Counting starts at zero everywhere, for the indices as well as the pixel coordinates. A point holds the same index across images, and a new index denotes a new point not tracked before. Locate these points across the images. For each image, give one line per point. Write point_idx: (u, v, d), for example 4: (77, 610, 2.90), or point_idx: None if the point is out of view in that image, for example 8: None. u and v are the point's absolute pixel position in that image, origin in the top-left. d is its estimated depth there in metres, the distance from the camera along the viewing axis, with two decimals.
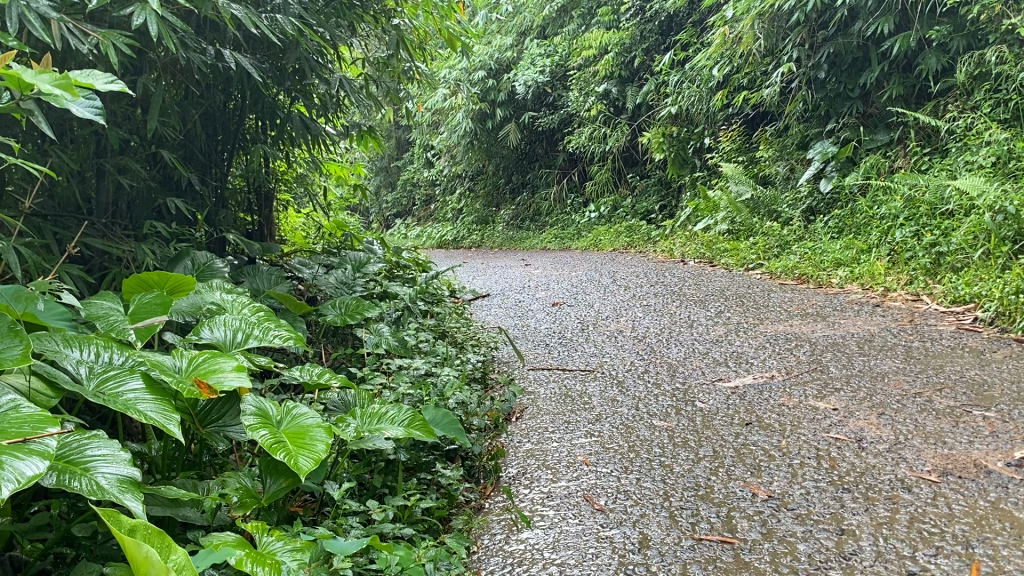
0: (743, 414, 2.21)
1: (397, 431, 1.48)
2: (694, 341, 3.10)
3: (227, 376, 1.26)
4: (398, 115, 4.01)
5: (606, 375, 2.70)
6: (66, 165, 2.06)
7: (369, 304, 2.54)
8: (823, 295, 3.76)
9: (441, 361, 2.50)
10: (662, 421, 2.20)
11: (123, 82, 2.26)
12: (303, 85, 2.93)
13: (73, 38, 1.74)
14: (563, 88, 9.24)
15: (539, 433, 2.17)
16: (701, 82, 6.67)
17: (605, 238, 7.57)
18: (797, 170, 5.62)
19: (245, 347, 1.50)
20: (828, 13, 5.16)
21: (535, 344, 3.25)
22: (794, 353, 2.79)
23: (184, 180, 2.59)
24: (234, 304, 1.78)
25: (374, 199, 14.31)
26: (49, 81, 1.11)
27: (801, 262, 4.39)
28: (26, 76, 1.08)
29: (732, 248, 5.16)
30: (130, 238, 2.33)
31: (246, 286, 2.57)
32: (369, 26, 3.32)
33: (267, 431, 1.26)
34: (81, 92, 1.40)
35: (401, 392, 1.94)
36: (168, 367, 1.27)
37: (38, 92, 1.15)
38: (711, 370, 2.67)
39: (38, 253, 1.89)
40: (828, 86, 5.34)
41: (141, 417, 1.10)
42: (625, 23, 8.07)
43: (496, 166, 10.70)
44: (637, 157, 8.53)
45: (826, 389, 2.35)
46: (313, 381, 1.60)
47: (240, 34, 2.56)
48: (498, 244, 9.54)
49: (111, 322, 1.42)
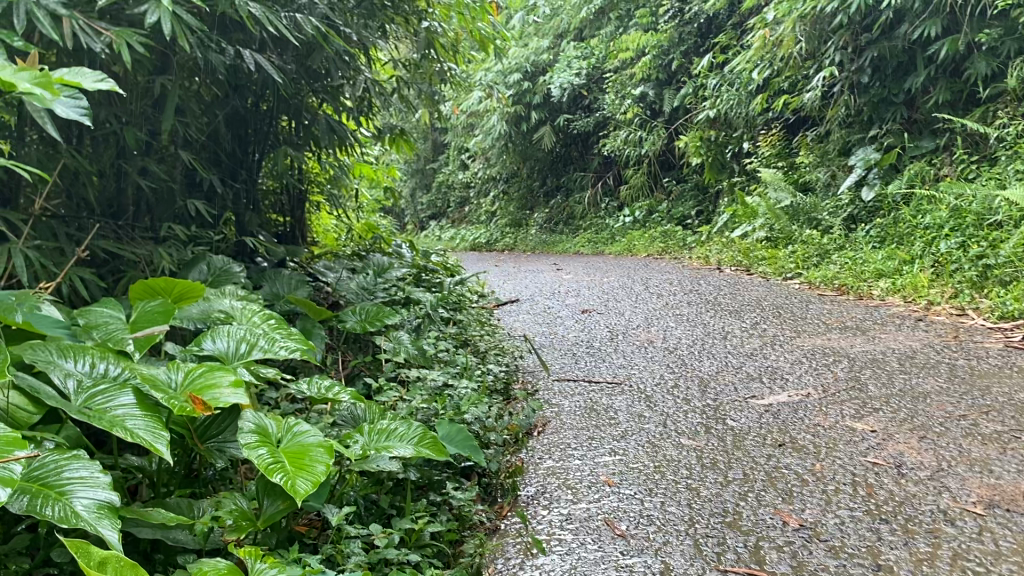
0: (776, 434, 2.11)
1: (405, 450, 1.41)
2: (728, 353, 3.00)
3: (224, 393, 1.19)
4: (429, 118, 3.95)
5: (633, 388, 2.61)
6: (80, 166, 2.02)
7: (390, 311, 2.48)
8: (863, 307, 3.63)
9: (460, 372, 2.43)
10: (690, 440, 2.11)
11: (143, 81, 2.22)
12: (331, 86, 2.88)
13: (84, 36, 1.70)
14: (599, 91, 9.15)
15: (561, 449, 2.09)
16: (741, 85, 6.54)
17: (639, 243, 7.46)
18: (838, 177, 5.48)
19: (247, 359, 1.43)
20: (872, 17, 5.02)
21: (562, 354, 3.17)
22: (832, 369, 2.67)
23: (206, 182, 2.55)
24: (244, 311, 1.73)
25: (410, 201, 14.32)
26: (27, 79, 1.07)
27: (840, 272, 4.26)
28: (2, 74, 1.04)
29: (769, 256, 5.04)
30: (148, 241, 2.29)
31: (266, 291, 2.52)
32: (400, 28, 3.26)
33: (264, 451, 1.19)
34: (69, 91, 1.34)
35: (415, 406, 1.87)
36: (163, 382, 1.20)
37: (18, 90, 1.10)
38: (744, 386, 2.56)
39: (47, 255, 1.85)
40: (872, 90, 5.19)
41: (127, 434, 1.04)
42: (663, 25, 7.95)
43: (531, 169, 10.64)
44: (674, 161, 8.41)
45: (865, 409, 2.24)
46: (320, 395, 1.53)
47: (265, 34, 2.51)
48: (532, 248, 9.47)
49: (110, 330, 1.37)
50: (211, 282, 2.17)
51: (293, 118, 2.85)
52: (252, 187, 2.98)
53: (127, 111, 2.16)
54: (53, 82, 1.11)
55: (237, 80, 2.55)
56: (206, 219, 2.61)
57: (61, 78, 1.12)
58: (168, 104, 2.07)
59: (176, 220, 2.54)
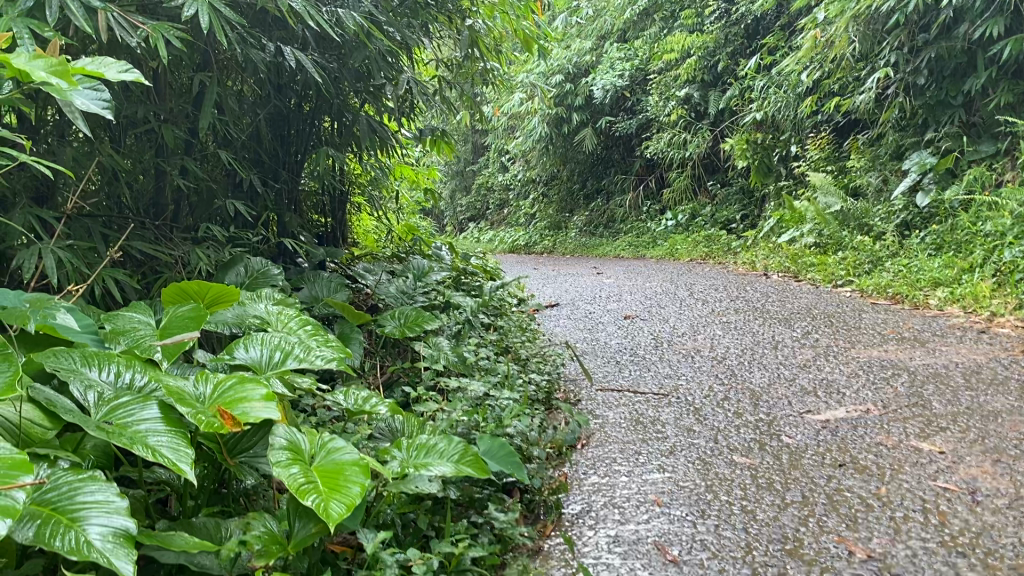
0: (836, 453, 1.99)
1: (445, 469, 1.32)
2: (779, 365, 2.87)
3: (254, 407, 1.11)
4: (470, 119, 3.87)
5: (682, 401, 2.50)
6: (115, 165, 1.97)
7: (429, 316, 2.40)
8: (921, 317, 3.47)
9: (502, 381, 2.34)
10: (743, 457, 2.00)
11: (181, 77, 2.16)
12: (373, 88, 2.80)
13: (119, 30, 1.64)
14: (643, 92, 9.01)
15: (607, 464, 1.99)
16: (789, 87, 6.37)
17: (682, 247, 7.32)
18: (891, 182, 5.31)
19: (282, 368, 1.33)
20: (931, 16, 4.83)
21: (605, 362, 3.06)
22: (891, 384, 2.54)
23: (245, 182, 2.49)
24: (280, 318, 1.64)
25: (449, 202, 14.29)
26: (43, 67, 1.00)
27: (894, 281, 4.10)
28: (16, 61, 0.97)
29: (819, 262, 4.89)
30: (186, 241, 2.24)
31: (303, 294, 2.45)
32: (443, 26, 3.18)
33: (298, 472, 1.10)
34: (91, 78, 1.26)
35: (455, 419, 1.78)
36: (190, 393, 1.13)
37: (35, 81, 1.03)
38: (798, 400, 2.44)
39: (80, 255, 1.80)
40: (928, 92, 5.01)
41: (145, 453, 0.96)
42: (709, 26, 7.80)
43: (571, 171, 10.54)
44: (719, 164, 8.25)
45: (931, 428, 2.11)
46: (356, 408, 1.44)
47: (307, 31, 2.45)
48: (571, 250, 9.37)
49: (138, 338, 1.30)
50: (247, 285, 2.10)
51: (334, 119, 2.78)
52: (294, 188, 2.92)
53: (166, 110, 2.10)
54: (71, 71, 1.04)
55: (277, 79, 2.49)
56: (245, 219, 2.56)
57: (79, 67, 1.06)
58: (208, 102, 2.01)
59: (214, 221, 2.48)
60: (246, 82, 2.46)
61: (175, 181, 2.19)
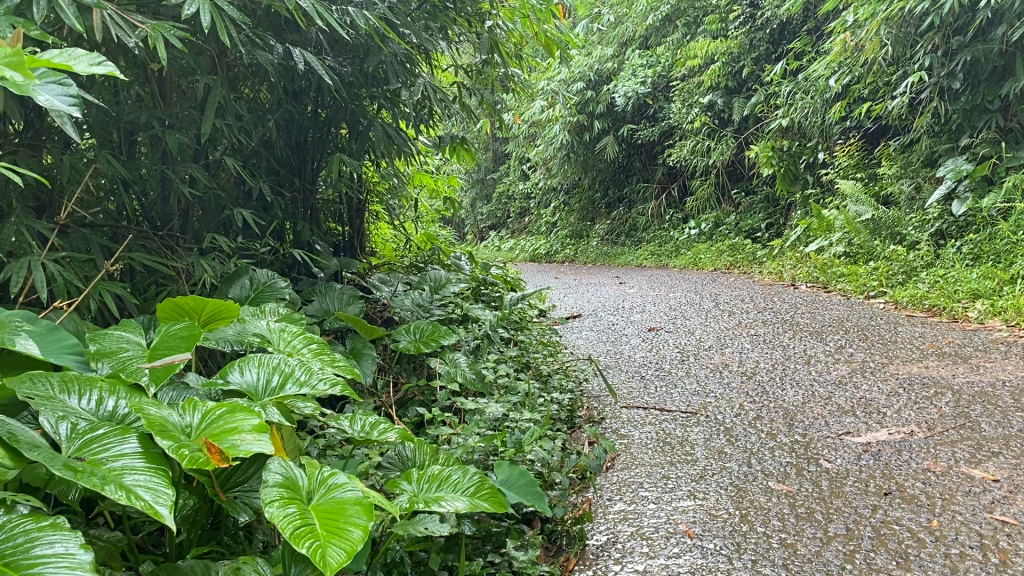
0: (880, 480, 1.86)
1: (459, 504, 1.20)
2: (814, 382, 2.73)
3: (244, 439, 0.99)
4: (490, 126, 3.77)
5: (711, 420, 2.36)
6: (114, 172, 1.87)
7: (446, 330, 2.28)
8: (960, 331, 3.32)
9: (521, 400, 2.22)
10: (779, 484, 1.86)
11: (185, 82, 2.07)
12: (389, 92, 2.70)
13: (116, 29, 1.54)
14: (665, 99, 8.88)
15: (633, 490, 1.86)
16: (816, 93, 6.22)
17: (706, 256, 7.19)
18: (924, 189, 5.16)
19: (280, 393, 1.21)
20: (966, 17, 4.67)
21: (630, 378, 2.93)
22: (934, 404, 2.39)
23: (255, 190, 2.39)
24: (283, 335, 1.52)
25: (469, 211, 14.21)
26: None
27: (930, 292, 3.95)
28: None
29: (850, 272, 4.73)
30: (192, 252, 2.14)
31: (314, 308, 2.34)
32: (462, 30, 3.07)
33: (294, 512, 0.99)
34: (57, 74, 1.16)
35: (471, 445, 1.66)
36: (175, 422, 1.02)
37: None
38: (837, 421, 2.30)
39: (74, 268, 1.70)
40: (964, 97, 4.85)
41: (118, 494, 0.85)
42: (733, 31, 7.66)
43: (592, 180, 10.43)
44: (743, 172, 8.10)
45: (982, 453, 1.97)
46: (363, 436, 1.32)
47: (319, 34, 2.35)
48: (592, 260, 9.26)
49: (124, 360, 1.19)
50: (252, 300, 1.99)
51: (350, 125, 2.69)
52: (309, 198, 2.82)
53: (172, 116, 2.01)
54: (32, 63, 0.93)
55: (288, 83, 2.39)
56: (254, 229, 2.46)
57: (41, 59, 0.95)
58: (214, 107, 1.92)
59: (222, 231, 2.38)
60: (256, 87, 2.37)
61: (181, 191, 2.09)
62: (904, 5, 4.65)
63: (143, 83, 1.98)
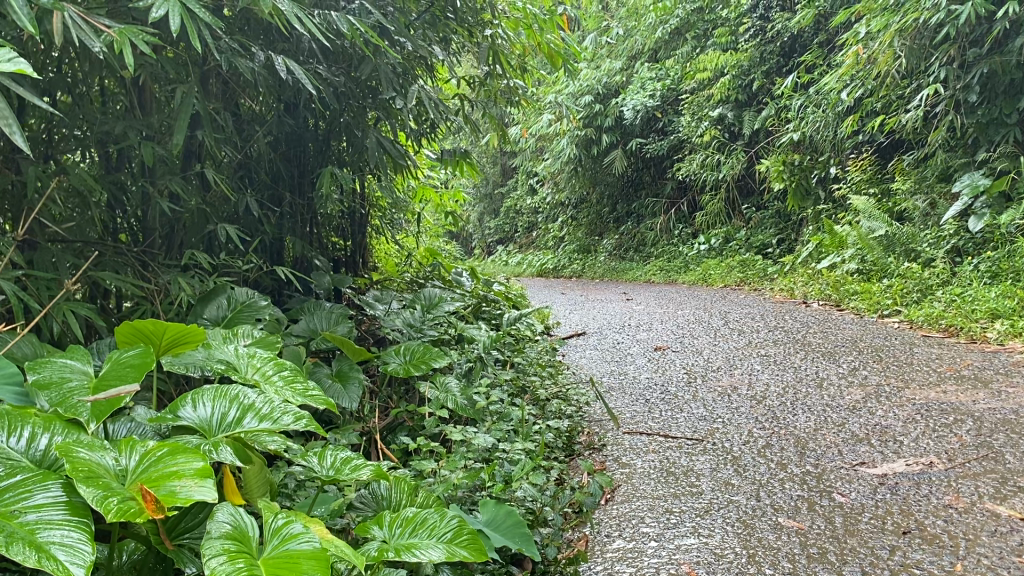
0: (898, 517, 1.73)
1: (434, 553, 1.08)
2: (825, 407, 2.60)
3: (184, 485, 0.87)
4: (493, 139, 3.67)
5: (718, 448, 2.24)
6: (84, 185, 1.78)
7: (438, 352, 2.17)
8: (979, 353, 3.19)
9: (515, 427, 2.10)
10: (789, 520, 1.74)
11: (163, 92, 1.98)
12: (386, 103, 2.59)
13: (78, 32, 1.45)
14: (674, 112, 8.77)
15: (633, 526, 1.74)
16: (828, 106, 6.11)
17: (715, 272, 7.07)
18: (939, 205, 5.04)
19: (236, 430, 1.10)
20: (983, 28, 4.55)
21: (633, 401, 2.81)
22: (954, 432, 2.26)
23: (241, 205, 2.29)
24: (251, 361, 1.42)
25: (477, 225, 14.13)
26: None
27: (947, 311, 3.82)
28: None
29: (863, 290, 4.60)
30: (170, 270, 2.04)
31: (300, 328, 2.23)
32: (462, 40, 2.97)
33: (241, 568, 0.87)
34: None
35: (455, 481, 1.54)
36: (108, 465, 0.91)
37: None
38: (851, 450, 2.18)
39: (35, 287, 1.61)
40: (980, 110, 4.72)
41: (27, 553, 0.73)
42: (743, 44, 7.56)
43: (601, 194, 10.34)
44: (754, 186, 7.98)
45: (1007, 488, 1.84)
46: (332, 476, 1.21)
47: (309, 41, 2.25)
48: (600, 275, 9.15)
49: (65, 393, 1.08)
50: (229, 320, 1.89)
51: (346, 138, 2.58)
52: (304, 214, 2.72)
53: (149, 126, 1.92)
54: None
55: (279, 93, 2.28)
56: (239, 246, 2.35)
57: None
58: (188, 118, 1.81)
59: (205, 247, 2.28)
60: (243, 96, 2.26)
61: (159, 205, 1.99)
62: (918, 15, 4.54)
63: (118, 92, 1.89)
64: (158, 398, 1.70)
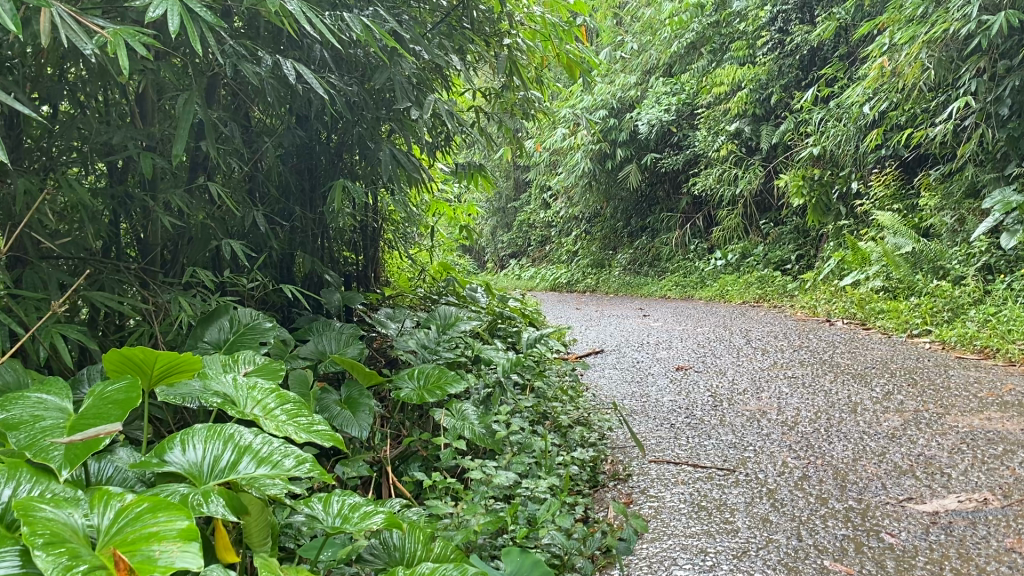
0: (956, 562, 1.58)
1: None
2: (863, 435, 2.45)
3: (162, 550, 0.74)
4: (509, 153, 3.54)
5: (751, 480, 2.10)
6: (81, 198, 1.67)
7: (454, 376, 2.04)
8: (1019, 377, 3.04)
9: (535, 459, 1.97)
10: (836, 563, 1.59)
11: (164, 101, 1.86)
12: (401, 114, 2.46)
13: (68, 33, 1.31)
14: (690, 127, 8.63)
15: (667, 568, 1.60)
16: (849, 120, 5.97)
17: (732, 288, 6.92)
18: (967, 222, 4.90)
19: (229, 477, 0.98)
20: (1015, 39, 4.40)
21: (657, 426, 2.67)
22: (1006, 464, 2.11)
23: (248, 219, 2.18)
24: (253, 393, 1.29)
25: (490, 239, 14.03)
26: None
27: (981, 332, 3.67)
28: None
29: (890, 309, 4.44)
30: (171, 288, 1.91)
31: (308, 349, 2.10)
32: (479, 49, 2.84)
33: None
34: None
35: (474, 524, 1.41)
36: (76, 525, 0.78)
37: None
38: (897, 484, 2.03)
39: (22, 308, 1.49)
40: (1011, 124, 4.56)
41: None
42: (761, 57, 7.43)
43: (615, 208, 10.23)
44: (772, 202, 7.84)
45: None
46: (337, 526, 1.07)
47: (321, 49, 2.12)
48: (614, 290, 9.03)
49: (37, 432, 0.96)
50: (231, 342, 1.76)
51: (358, 152, 2.45)
52: (314, 229, 2.59)
53: (149, 136, 1.81)
54: None
55: (288, 102, 2.16)
56: (246, 262, 2.23)
57: None
58: (189, 125, 1.67)
59: (208, 264, 2.16)
60: (250, 104, 2.14)
61: (158, 219, 1.87)
62: (947, 27, 4.40)
63: (119, 101, 1.78)
64: (154, 426, 1.57)
